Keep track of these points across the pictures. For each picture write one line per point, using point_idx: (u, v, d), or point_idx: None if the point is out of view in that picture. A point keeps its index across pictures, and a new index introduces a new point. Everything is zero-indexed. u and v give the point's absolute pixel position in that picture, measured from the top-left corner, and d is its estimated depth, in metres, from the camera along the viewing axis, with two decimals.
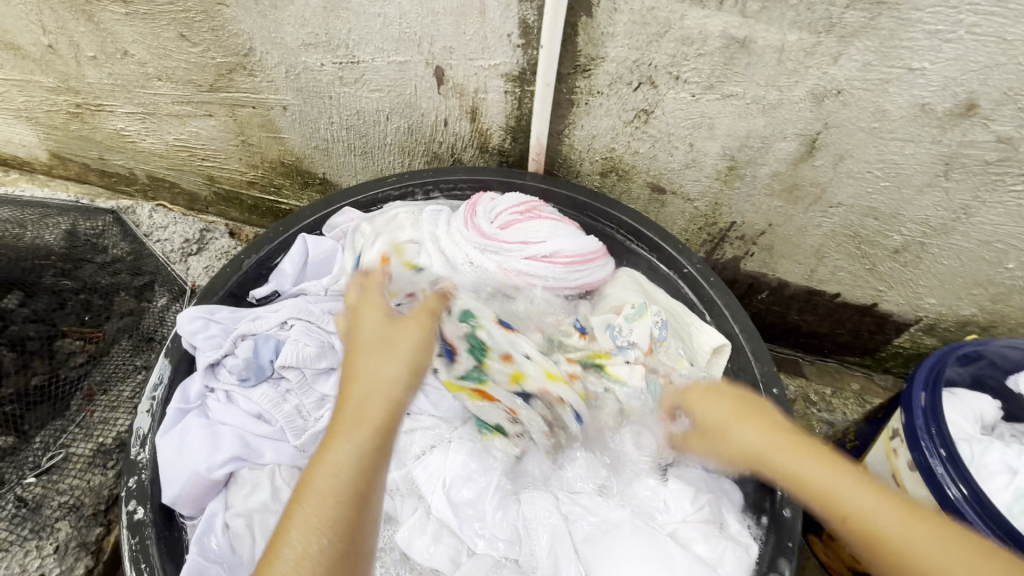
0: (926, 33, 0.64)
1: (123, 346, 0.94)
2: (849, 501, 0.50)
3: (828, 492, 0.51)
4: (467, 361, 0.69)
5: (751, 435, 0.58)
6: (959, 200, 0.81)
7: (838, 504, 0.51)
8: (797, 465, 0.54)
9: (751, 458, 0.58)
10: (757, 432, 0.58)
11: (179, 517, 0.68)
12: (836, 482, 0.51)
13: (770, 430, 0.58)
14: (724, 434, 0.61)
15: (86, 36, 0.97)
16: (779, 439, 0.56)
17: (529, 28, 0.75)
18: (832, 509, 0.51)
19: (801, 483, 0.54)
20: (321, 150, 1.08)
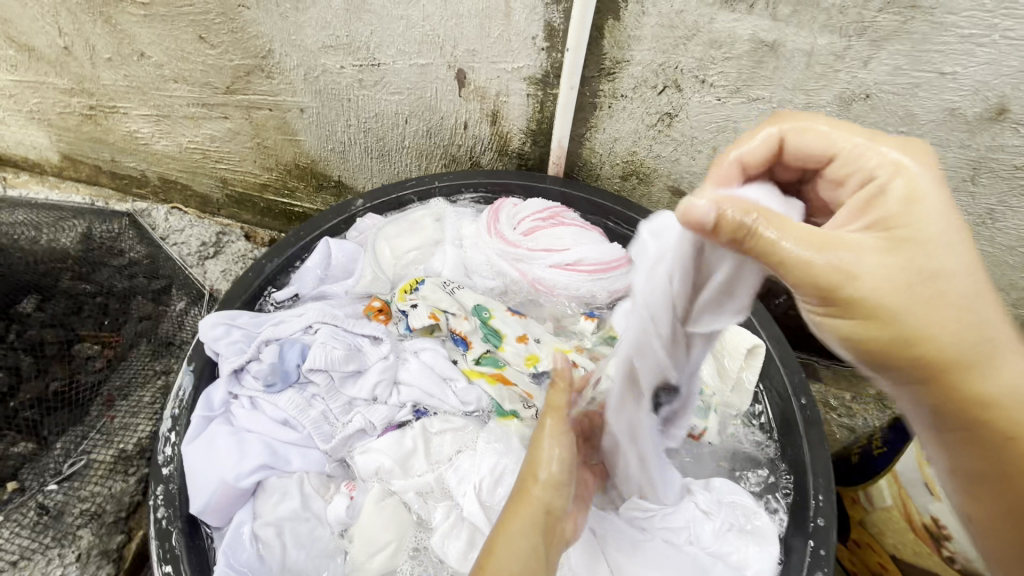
0: (959, 37, 0.63)
1: (142, 351, 0.93)
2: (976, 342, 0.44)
3: (900, 317, 0.42)
4: (483, 345, 0.76)
5: (866, 257, 0.43)
6: (985, 204, 0.81)
7: (928, 346, 0.43)
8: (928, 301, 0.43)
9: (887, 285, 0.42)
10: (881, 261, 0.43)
11: (202, 525, 0.66)
12: (935, 319, 0.43)
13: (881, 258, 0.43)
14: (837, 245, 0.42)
15: (103, 38, 0.97)
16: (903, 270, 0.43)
17: (554, 31, 0.75)
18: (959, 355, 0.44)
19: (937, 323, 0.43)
20: (337, 153, 1.07)
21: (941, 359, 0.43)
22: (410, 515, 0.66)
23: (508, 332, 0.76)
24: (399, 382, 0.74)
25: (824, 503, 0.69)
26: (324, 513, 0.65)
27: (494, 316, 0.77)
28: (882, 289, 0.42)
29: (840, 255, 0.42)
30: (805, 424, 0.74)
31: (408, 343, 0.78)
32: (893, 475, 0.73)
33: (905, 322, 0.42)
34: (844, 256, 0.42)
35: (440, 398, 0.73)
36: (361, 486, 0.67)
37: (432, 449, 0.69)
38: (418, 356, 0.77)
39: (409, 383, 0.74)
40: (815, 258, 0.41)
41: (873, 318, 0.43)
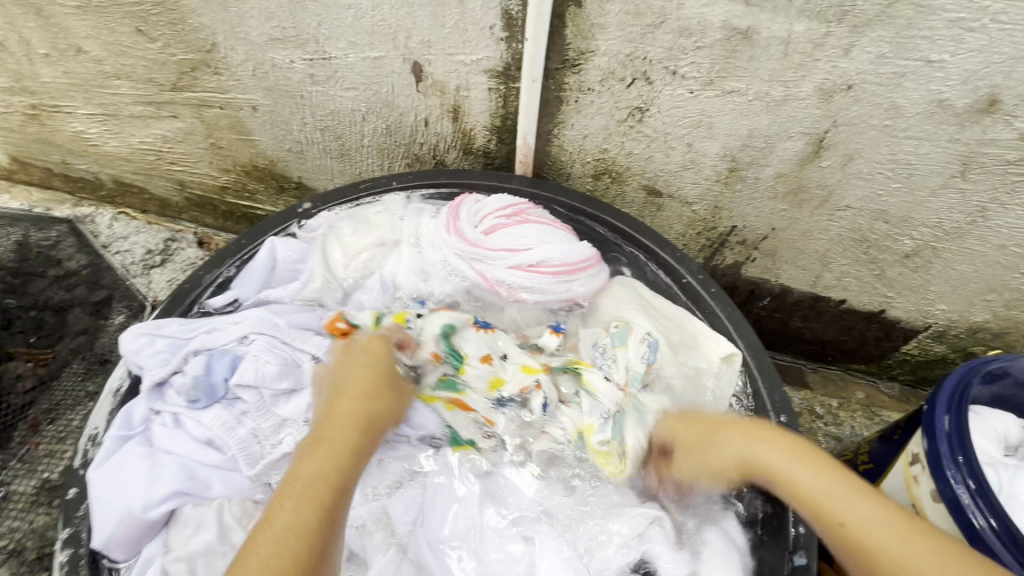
0: (947, 21, 0.58)
1: (74, 370, 0.86)
2: (877, 536, 0.51)
3: (823, 501, 0.54)
4: (444, 367, 0.70)
5: (805, 476, 0.55)
6: (976, 202, 0.76)
7: (876, 550, 0.50)
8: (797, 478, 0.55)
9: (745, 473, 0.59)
10: (815, 477, 0.55)
11: (104, 560, 0.60)
12: (830, 494, 0.54)
13: (826, 471, 0.55)
14: (764, 441, 0.58)
15: (37, 32, 0.90)
16: (835, 479, 0.54)
17: (513, 19, 0.69)
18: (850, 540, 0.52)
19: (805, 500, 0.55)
20: (295, 153, 1.01)
21: (874, 551, 0.51)
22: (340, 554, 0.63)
23: (472, 353, 0.70)
24: None
25: (805, 533, 0.63)
26: (244, 546, 0.60)
27: (454, 335, 0.71)
28: (844, 506, 0.53)
29: (806, 476, 0.55)
30: None
31: None
32: (879, 492, 0.69)
33: (843, 509, 0.53)
34: (794, 452, 0.57)
35: None
36: None
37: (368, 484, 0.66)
38: None
39: None
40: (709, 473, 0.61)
41: (817, 507, 0.54)
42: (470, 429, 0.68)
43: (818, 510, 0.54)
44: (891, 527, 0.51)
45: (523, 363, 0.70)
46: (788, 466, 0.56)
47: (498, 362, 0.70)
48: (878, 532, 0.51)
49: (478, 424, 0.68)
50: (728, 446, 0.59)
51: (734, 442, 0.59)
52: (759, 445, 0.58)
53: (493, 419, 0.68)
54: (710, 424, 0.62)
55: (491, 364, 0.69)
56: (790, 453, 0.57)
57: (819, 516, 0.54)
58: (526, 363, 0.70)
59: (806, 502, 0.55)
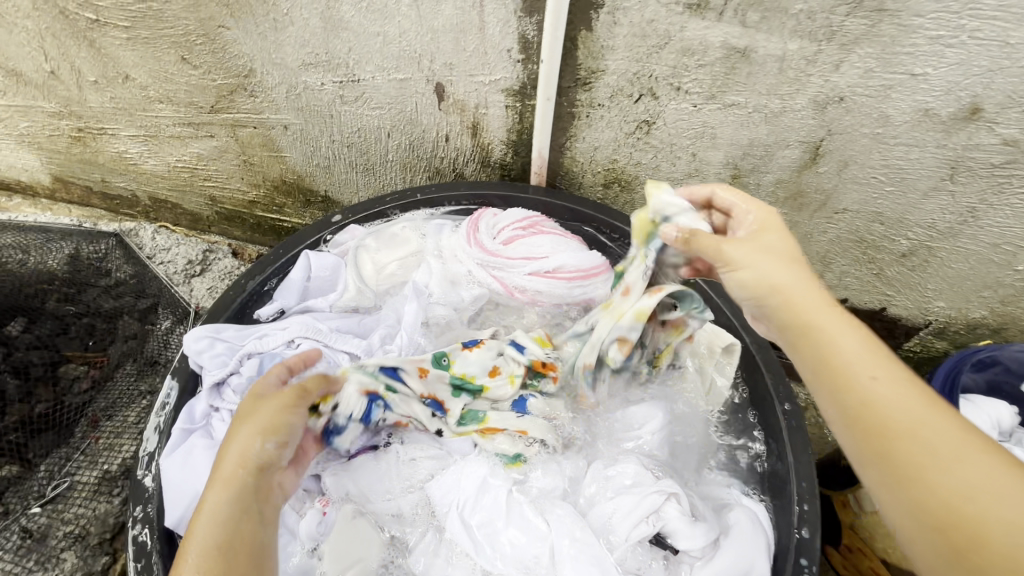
0: (928, 39, 0.64)
1: (127, 371, 0.93)
2: (884, 398, 0.42)
3: (846, 363, 0.45)
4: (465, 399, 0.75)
5: (847, 335, 0.46)
6: (966, 203, 0.81)
7: (888, 417, 0.42)
8: (837, 334, 0.46)
9: (784, 302, 0.50)
10: (799, 282, 0.50)
11: (179, 541, 0.65)
12: (858, 352, 0.45)
13: (821, 296, 0.49)
14: (767, 261, 0.52)
15: (88, 62, 0.98)
16: (814, 296, 0.49)
17: (529, 42, 0.75)
18: (861, 396, 0.43)
19: (833, 355, 0.45)
20: (322, 168, 1.08)
21: (885, 415, 0.42)
22: (381, 535, 0.66)
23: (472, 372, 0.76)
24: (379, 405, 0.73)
25: (810, 511, 0.68)
26: (297, 527, 0.65)
27: (454, 365, 0.76)
28: (841, 337, 0.46)
29: (831, 319, 0.47)
30: (790, 429, 0.74)
31: None
32: None
33: (844, 350, 0.45)
34: (826, 303, 0.49)
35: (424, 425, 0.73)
36: (334, 500, 0.67)
37: (408, 473, 0.69)
38: None
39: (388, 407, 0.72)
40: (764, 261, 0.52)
41: (795, 316, 0.49)
42: (505, 446, 0.70)
43: (832, 349, 0.46)
44: (934, 414, 0.41)
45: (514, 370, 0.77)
46: (777, 280, 0.51)
47: (501, 373, 0.77)
48: (887, 396, 0.42)
49: (510, 433, 0.70)
50: (737, 252, 0.54)
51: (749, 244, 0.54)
52: (776, 265, 0.52)
53: (526, 428, 0.70)
54: (770, 220, 0.57)
55: (496, 373, 0.77)
56: (791, 266, 0.52)
57: (823, 353, 0.46)
58: (513, 372, 0.77)
59: (802, 326, 0.48)
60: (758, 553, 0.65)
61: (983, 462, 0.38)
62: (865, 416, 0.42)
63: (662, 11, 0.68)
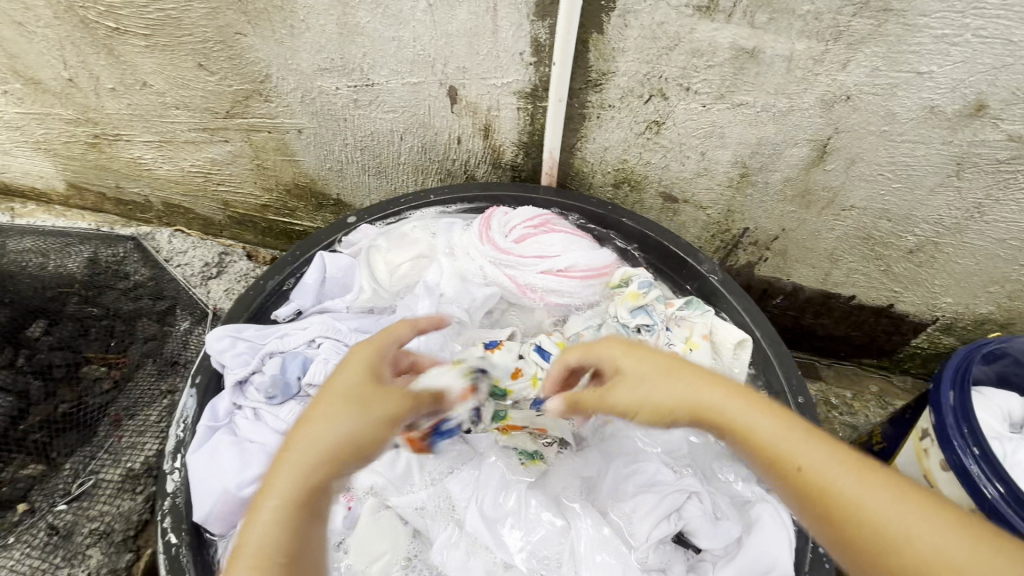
0: (933, 37, 0.65)
1: (147, 371, 0.95)
2: (831, 480, 0.46)
3: (778, 447, 0.49)
4: None
5: (760, 422, 0.50)
6: (972, 199, 0.82)
7: (841, 496, 0.45)
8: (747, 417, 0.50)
9: (692, 410, 0.52)
10: (698, 385, 0.52)
11: (207, 535, 0.67)
12: (792, 441, 0.48)
13: (710, 382, 0.53)
14: (653, 377, 0.54)
15: (106, 69, 1.00)
16: (737, 402, 0.51)
17: (541, 45, 0.77)
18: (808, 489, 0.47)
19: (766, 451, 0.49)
20: (335, 172, 1.09)
21: (834, 494, 0.46)
22: (408, 528, 0.68)
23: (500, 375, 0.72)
24: None
25: None
26: None
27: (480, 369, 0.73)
28: (770, 430, 0.49)
29: (745, 413, 0.50)
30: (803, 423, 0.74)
31: None
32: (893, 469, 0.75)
33: (786, 444, 0.48)
34: (732, 395, 0.52)
35: None
36: (358, 496, 0.69)
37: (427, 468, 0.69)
38: None
39: None
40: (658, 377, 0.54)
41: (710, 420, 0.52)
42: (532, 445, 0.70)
43: (766, 444, 0.49)
44: (887, 493, 0.45)
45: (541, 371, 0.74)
46: (667, 387, 0.53)
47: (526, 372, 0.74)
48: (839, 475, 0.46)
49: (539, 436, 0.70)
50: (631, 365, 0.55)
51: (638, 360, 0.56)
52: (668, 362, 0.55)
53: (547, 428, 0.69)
54: (612, 346, 0.58)
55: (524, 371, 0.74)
56: (668, 375, 0.53)
57: (766, 451, 0.49)
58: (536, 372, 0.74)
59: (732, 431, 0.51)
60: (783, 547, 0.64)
61: (940, 532, 0.43)
62: (825, 502, 0.46)
63: (673, 14, 0.69)
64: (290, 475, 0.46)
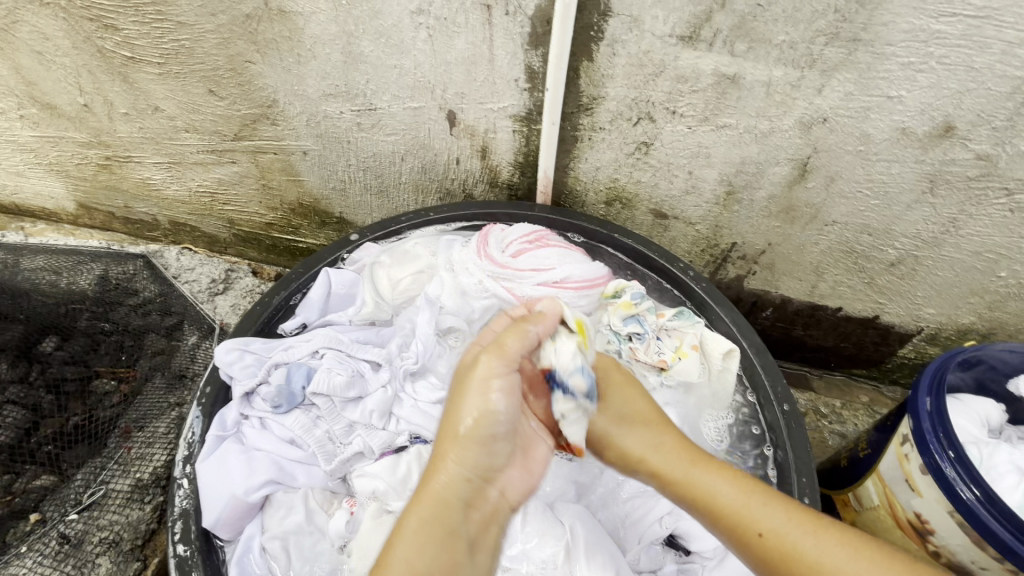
0: (900, 65, 0.70)
1: (157, 385, 0.98)
2: (780, 532, 0.55)
3: (742, 512, 0.57)
4: None
5: (716, 481, 0.60)
6: (947, 214, 0.86)
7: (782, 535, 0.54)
8: (704, 478, 0.61)
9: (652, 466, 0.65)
10: (661, 437, 0.66)
11: (216, 540, 0.69)
12: (745, 499, 0.57)
13: (655, 430, 0.67)
14: (627, 418, 0.68)
15: (120, 95, 1.04)
16: (681, 459, 0.64)
17: (535, 72, 0.82)
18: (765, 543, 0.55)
19: (724, 507, 0.58)
20: (338, 191, 1.14)
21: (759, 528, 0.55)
22: None
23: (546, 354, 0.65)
24: (395, 414, 0.77)
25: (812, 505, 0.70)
26: (327, 526, 0.69)
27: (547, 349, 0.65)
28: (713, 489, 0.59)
29: (704, 477, 0.61)
30: (789, 428, 0.77)
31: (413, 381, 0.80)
32: (877, 474, 0.77)
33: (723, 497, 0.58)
34: (676, 448, 0.65)
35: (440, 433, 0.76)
36: (362, 501, 0.70)
37: None
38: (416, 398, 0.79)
39: (406, 416, 0.77)
40: (628, 430, 0.67)
41: (674, 484, 0.62)
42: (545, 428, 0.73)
43: (717, 503, 0.58)
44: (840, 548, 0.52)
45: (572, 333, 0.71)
46: (657, 456, 0.65)
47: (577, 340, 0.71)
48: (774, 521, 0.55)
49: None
50: (629, 441, 0.66)
51: (622, 407, 0.69)
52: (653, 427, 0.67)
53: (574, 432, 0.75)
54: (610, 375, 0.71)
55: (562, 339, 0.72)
56: (644, 426, 0.67)
57: (711, 508, 0.59)
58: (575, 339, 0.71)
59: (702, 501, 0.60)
60: None
61: (842, 552, 0.52)
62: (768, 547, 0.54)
63: (658, 43, 0.74)
64: (433, 488, 0.54)
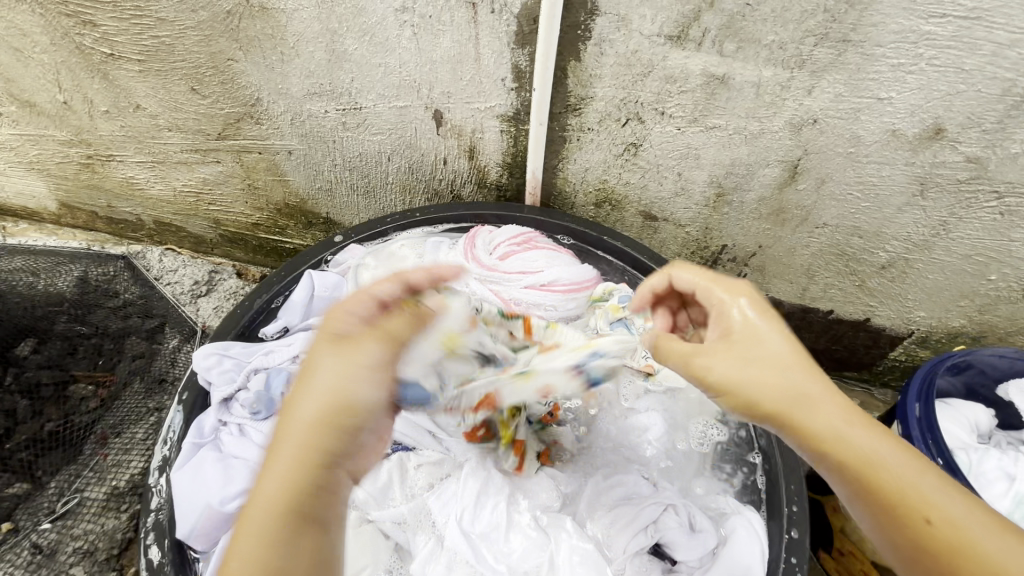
0: (890, 66, 0.69)
1: (135, 389, 0.97)
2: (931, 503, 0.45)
3: (879, 475, 0.46)
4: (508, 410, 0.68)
5: (864, 437, 0.47)
6: (937, 217, 0.85)
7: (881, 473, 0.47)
8: (851, 429, 0.48)
9: (796, 397, 0.49)
10: (802, 375, 0.50)
11: (190, 552, 0.67)
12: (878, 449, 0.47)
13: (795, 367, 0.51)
14: (760, 346, 0.52)
15: (101, 93, 1.02)
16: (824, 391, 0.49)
17: (522, 72, 0.80)
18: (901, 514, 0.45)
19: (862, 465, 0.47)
20: (324, 191, 1.12)
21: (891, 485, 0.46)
22: (388, 542, 0.68)
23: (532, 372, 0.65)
24: None
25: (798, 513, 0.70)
26: None
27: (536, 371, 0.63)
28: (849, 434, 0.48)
29: (863, 436, 0.47)
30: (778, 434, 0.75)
31: None
32: None
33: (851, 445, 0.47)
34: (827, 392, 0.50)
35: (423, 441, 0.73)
36: None
37: (409, 479, 0.71)
38: None
39: None
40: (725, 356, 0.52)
41: (792, 418, 0.49)
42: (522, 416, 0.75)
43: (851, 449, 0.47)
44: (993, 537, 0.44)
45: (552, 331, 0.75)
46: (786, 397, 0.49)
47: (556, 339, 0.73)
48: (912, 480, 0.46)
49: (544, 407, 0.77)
50: (722, 370, 0.52)
51: (761, 322, 0.53)
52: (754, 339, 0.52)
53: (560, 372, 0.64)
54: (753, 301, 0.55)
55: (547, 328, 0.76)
56: (770, 365, 0.50)
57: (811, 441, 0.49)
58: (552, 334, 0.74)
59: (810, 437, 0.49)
60: (756, 554, 0.66)
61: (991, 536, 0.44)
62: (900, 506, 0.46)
63: (646, 42, 0.73)
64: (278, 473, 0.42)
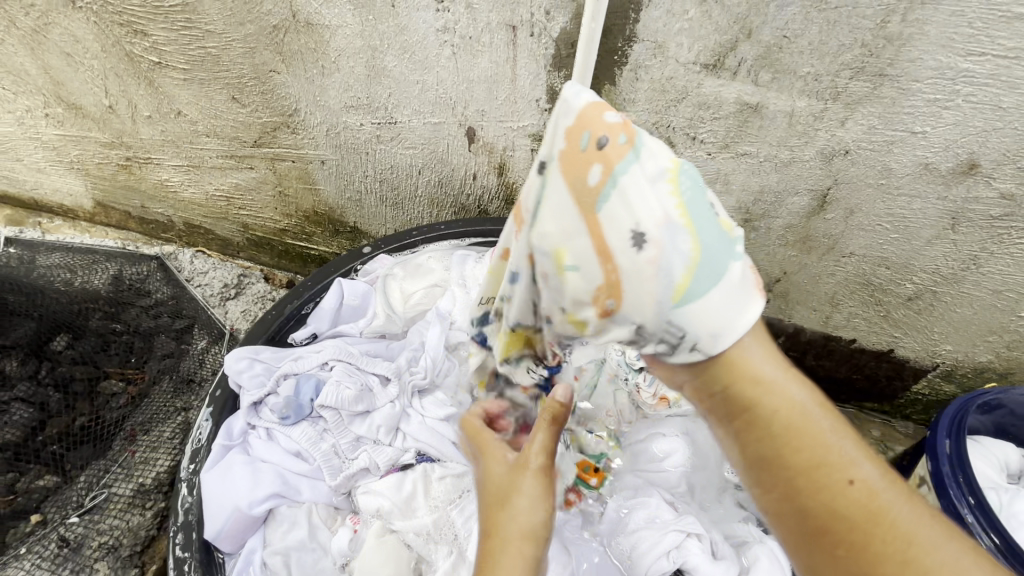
0: (926, 101, 0.69)
1: (164, 388, 1.01)
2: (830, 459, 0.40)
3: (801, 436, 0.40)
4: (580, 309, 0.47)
5: (828, 431, 0.41)
6: (968, 251, 0.85)
7: (817, 481, 0.39)
8: (824, 432, 0.40)
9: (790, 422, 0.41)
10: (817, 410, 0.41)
11: (217, 554, 0.69)
12: (922, 527, 0.39)
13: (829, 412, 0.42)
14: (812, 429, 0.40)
15: (144, 98, 1.06)
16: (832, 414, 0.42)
17: (556, 93, 0.82)
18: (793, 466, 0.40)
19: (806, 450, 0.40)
20: (353, 201, 1.14)
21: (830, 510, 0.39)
22: (410, 554, 0.67)
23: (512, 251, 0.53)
24: (402, 430, 0.77)
25: None
26: (329, 543, 0.68)
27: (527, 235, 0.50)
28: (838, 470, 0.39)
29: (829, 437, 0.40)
30: None
31: (421, 398, 0.79)
32: None
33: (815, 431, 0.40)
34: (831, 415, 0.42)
35: (445, 453, 0.74)
36: (365, 519, 0.70)
37: (432, 492, 0.71)
38: (423, 414, 0.78)
39: (414, 435, 0.76)
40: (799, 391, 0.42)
41: (791, 432, 0.40)
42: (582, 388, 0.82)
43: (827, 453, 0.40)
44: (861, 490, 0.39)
45: (666, 167, 0.44)
46: (813, 424, 0.41)
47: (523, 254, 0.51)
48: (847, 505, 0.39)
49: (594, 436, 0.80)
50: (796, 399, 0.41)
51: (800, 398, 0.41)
52: (763, 366, 0.42)
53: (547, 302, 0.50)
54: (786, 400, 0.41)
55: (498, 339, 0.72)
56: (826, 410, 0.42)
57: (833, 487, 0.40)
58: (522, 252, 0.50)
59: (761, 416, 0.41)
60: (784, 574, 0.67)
61: (892, 501, 0.39)
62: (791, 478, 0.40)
63: (681, 70, 0.74)
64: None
